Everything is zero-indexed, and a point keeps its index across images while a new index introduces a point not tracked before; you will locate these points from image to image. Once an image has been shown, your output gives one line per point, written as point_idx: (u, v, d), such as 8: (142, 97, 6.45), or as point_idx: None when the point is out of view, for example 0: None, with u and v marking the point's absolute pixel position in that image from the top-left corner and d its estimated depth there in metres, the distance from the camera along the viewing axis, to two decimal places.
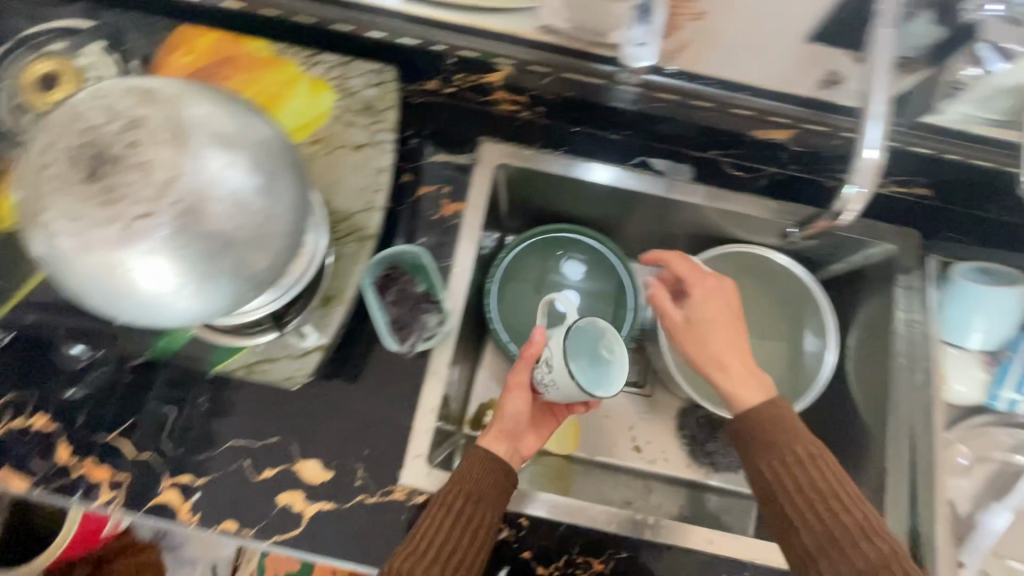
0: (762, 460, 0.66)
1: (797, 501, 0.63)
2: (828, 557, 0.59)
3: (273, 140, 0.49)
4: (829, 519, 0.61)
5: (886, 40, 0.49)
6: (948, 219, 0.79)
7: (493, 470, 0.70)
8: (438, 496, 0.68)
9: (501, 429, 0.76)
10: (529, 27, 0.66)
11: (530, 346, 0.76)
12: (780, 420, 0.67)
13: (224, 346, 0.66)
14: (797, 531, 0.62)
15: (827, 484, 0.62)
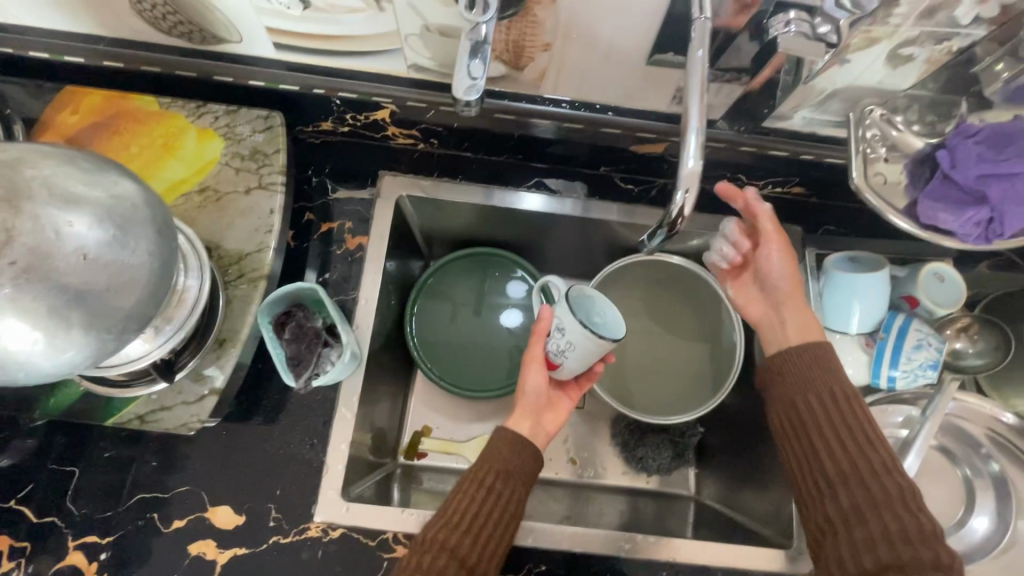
0: (797, 394, 0.69)
1: (825, 434, 0.65)
2: (843, 483, 0.62)
3: (132, 193, 0.51)
4: (852, 453, 0.63)
5: (700, 62, 0.52)
6: (813, 213, 0.87)
7: (519, 451, 0.73)
8: (467, 472, 0.71)
9: (522, 408, 0.77)
10: (400, 68, 0.69)
11: (540, 321, 0.76)
12: (810, 364, 0.69)
13: (115, 399, 0.66)
14: (817, 460, 0.65)
15: (851, 418, 0.65)
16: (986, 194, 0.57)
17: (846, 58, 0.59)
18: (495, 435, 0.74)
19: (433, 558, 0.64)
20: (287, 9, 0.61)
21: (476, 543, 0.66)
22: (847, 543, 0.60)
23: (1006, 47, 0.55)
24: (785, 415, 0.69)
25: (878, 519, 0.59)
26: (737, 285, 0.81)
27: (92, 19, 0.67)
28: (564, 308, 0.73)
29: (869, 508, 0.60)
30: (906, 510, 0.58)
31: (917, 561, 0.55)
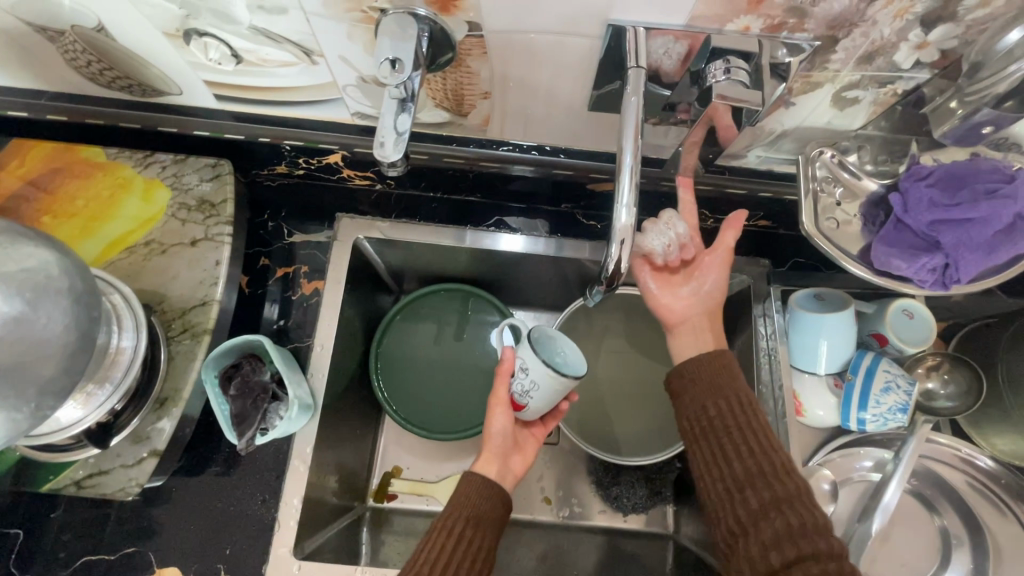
0: (705, 397, 0.64)
1: (729, 436, 0.61)
2: (751, 486, 0.57)
3: (47, 264, 0.50)
4: (757, 455, 0.59)
5: (633, 109, 0.50)
6: (781, 247, 0.84)
7: (488, 496, 0.69)
8: (435, 521, 0.66)
9: (490, 451, 0.73)
10: (344, 115, 0.68)
11: (504, 362, 0.73)
12: (716, 368, 0.65)
13: (51, 463, 0.64)
14: (722, 464, 0.60)
15: (755, 420, 0.61)
16: (939, 241, 0.55)
17: (792, 101, 0.57)
18: (465, 480, 0.70)
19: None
20: (220, 64, 0.60)
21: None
22: (755, 541, 0.54)
23: (954, 87, 0.54)
24: (695, 420, 0.64)
25: (781, 518, 0.54)
26: (663, 284, 0.72)
27: (32, 75, 0.67)
28: (527, 348, 0.70)
29: (774, 509, 0.55)
30: (805, 507, 0.55)
31: (816, 556, 0.51)
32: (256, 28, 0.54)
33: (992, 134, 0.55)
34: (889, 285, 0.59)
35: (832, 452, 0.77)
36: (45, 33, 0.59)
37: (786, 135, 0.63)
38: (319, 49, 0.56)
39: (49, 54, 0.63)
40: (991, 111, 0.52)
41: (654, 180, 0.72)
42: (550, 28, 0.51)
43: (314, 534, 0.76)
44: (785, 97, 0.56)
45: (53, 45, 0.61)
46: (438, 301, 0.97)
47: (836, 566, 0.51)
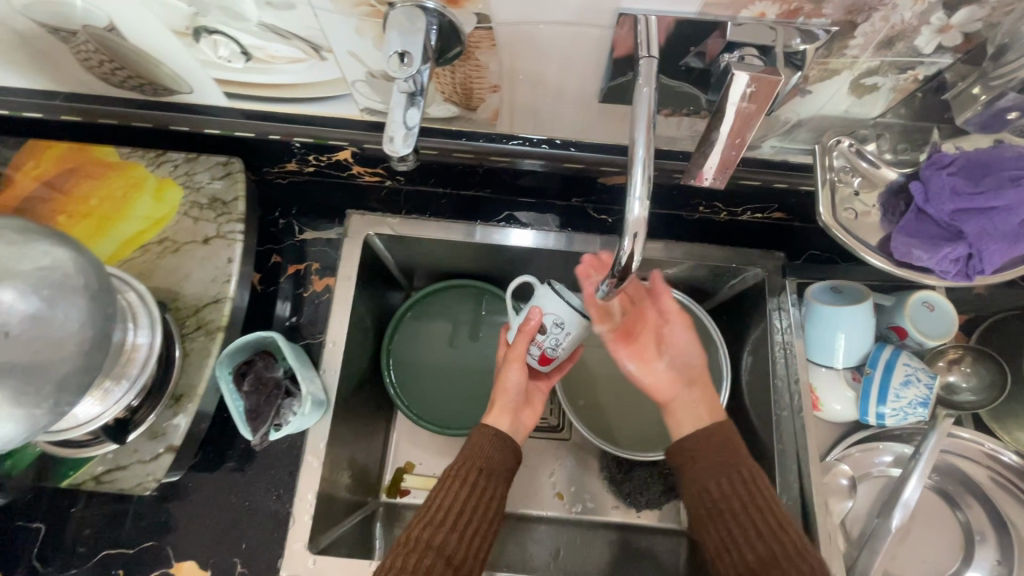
0: (709, 477, 0.65)
1: (738, 519, 0.62)
2: (765, 573, 0.58)
3: (64, 263, 0.50)
4: (767, 540, 0.59)
5: (648, 99, 0.49)
6: (796, 240, 0.83)
7: (499, 447, 0.70)
8: (449, 470, 0.68)
9: (503, 405, 0.73)
10: (353, 111, 0.68)
11: (528, 321, 0.70)
12: (717, 447, 0.66)
13: (70, 459, 0.66)
14: (734, 548, 0.61)
15: (760, 499, 0.62)
16: (962, 230, 0.54)
17: (807, 89, 0.56)
18: (480, 432, 0.71)
19: (418, 559, 0.60)
20: (229, 62, 0.60)
21: (459, 541, 0.63)
22: None
23: (977, 72, 0.52)
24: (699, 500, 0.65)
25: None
26: (639, 361, 0.73)
27: (45, 76, 0.68)
28: (556, 301, 0.68)
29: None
30: None
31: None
32: (264, 24, 0.54)
33: (1017, 121, 0.54)
34: (908, 276, 0.57)
35: (852, 447, 0.76)
36: (58, 34, 0.60)
37: (802, 125, 0.62)
38: (328, 44, 0.56)
39: (62, 55, 0.63)
40: (1017, 96, 0.51)
41: (667, 173, 0.71)
42: (560, 19, 0.51)
43: (331, 530, 0.77)
44: (801, 86, 0.55)
45: (66, 46, 0.61)
46: (449, 296, 0.97)
47: None
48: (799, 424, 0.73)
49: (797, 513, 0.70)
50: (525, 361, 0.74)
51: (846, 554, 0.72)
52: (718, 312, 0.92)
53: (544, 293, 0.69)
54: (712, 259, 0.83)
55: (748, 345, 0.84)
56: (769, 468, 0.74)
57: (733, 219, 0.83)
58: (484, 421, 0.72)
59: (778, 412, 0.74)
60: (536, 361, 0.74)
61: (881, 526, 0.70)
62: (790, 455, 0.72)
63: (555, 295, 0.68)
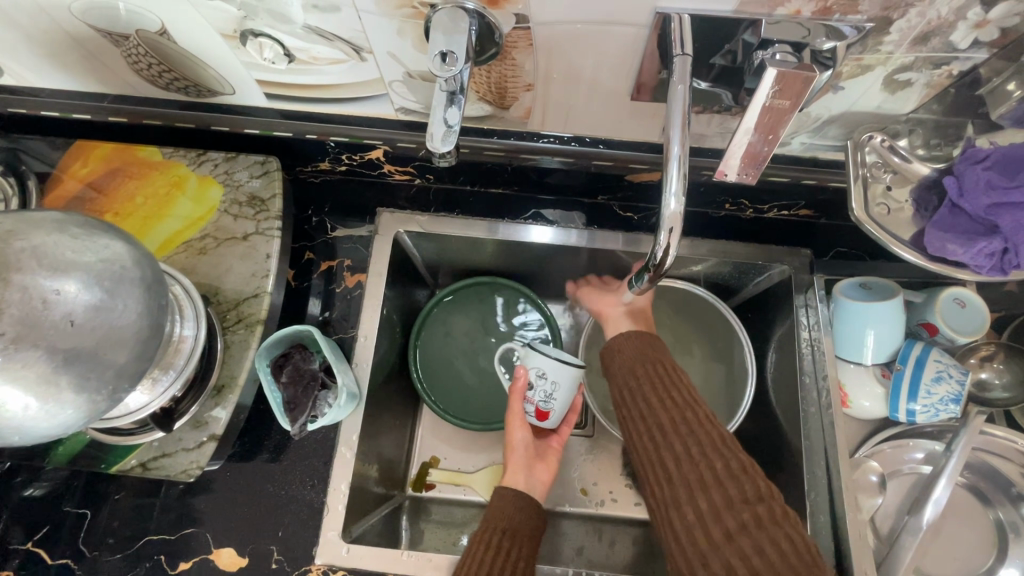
0: (635, 365, 0.70)
1: (654, 394, 0.66)
2: (676, 434, 0.62)
3: (121, 255, 0.53)
4: (679, 405, 0.64)
5: (682, 97, 0.49)
6: (824, 237, 0.84)
7: (522, 507, 0.72)
8: (472, 539, 0.69)
9: (513, 463, 0.77)
10: (388, 110, 0.69)
11: (517, 381, 0.77)
12: (642, 344, 0.73)
13: (120, 445, 0.69)
14: (649, 417, 0.65)
15: (678, 380, 0.67)
16: (997, 225, 0.54)
17: (840, 85, 0.56)
18: (497, 492, 0.73)
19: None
20: (272, 63, 0.63)
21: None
22: (681, 483, 0.58)
23: (1013, 67, 0.52)
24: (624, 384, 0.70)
25: (707, 459, 0.59)
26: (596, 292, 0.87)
27: (94, 80, 0.70)
28: (536, 357, 0.75)
29: (699, 452, 0.59)
30: (729, 450, 0.59)
31: (743, 496, 0.55)
32: (309, 27, 0.56)
33: None
34: (942, 271, 0.58)
35: (881, 443, 0.76)
36: (111, 38, 0.62)
37: (833, 121, 0.62)
38: (369, 46, 0.58)
39: (113, 57, 0.66)
40: None
41: (695, 169, 0.72)
42: (596, 18, 0.52)
43: (364, 520, 0.79)
44: (834, 82, 0.56)
45: (118, 50, 0.64)
46: (476, 294, 0.97)
47: (762, 504, 0.54)
48: (827, 422, 0.73)
49: (825, 508, 0.70)
50: (526, 420, 0.80)
51: (875, 550, 0.72)
52: (742, 310, 0.92)
53: (526, 355, 0.77)
54: (738, 256, 0.83)
55: (773, 341, 0.84)
56: (797, 464, 0.74)
57: (760, 216, 0.84)
58: (500, 484, 0.76)
59: (805, 408, 0.75)
60: (534, 418, 0.79)
61: (911, 521, 0.70)
62: (818, 451, 0.73)
63: (534, 352, 0.75)
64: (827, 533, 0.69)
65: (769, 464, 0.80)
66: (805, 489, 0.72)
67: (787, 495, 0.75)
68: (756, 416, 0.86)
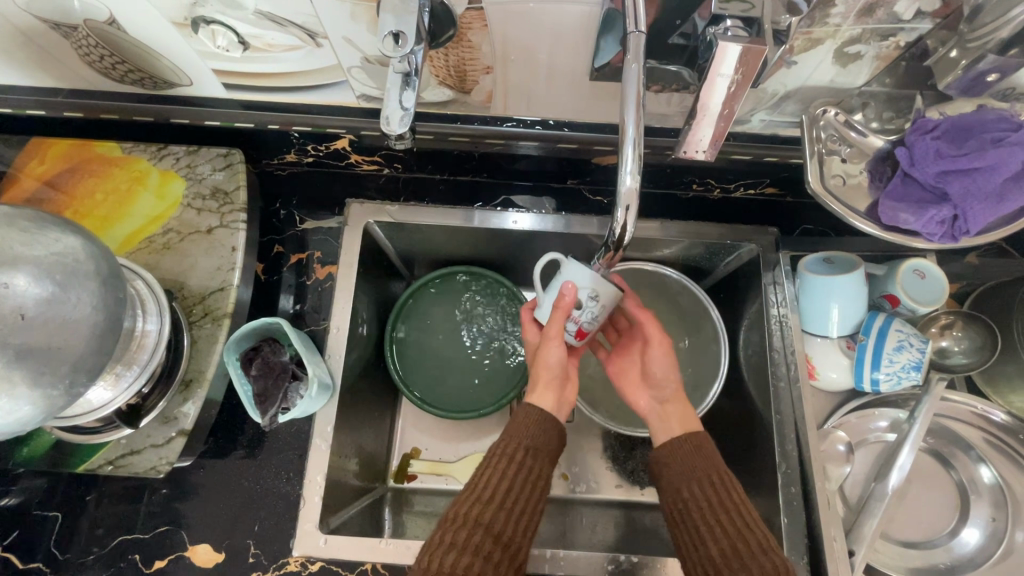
0: (681, 481, 0.66)
1: (705, 514, 0.63)
2: (728, 567, 0.60)
3: (75, 249, 0.52)
4: (730, 534, 0.61)
5: (635, 75, 0.49)
6: (791, 214, 0.85)
7: (545, 428, 0.70)
8: (495, 450, 0.68)
9: (547, 383, 0.71)
10: (350, 98, 0.69)
11: (562, 299, 0.67)
12: (692, 451, 0.67)
13: (87, 445, 0.68)
14: (701, 546, 0.62)
15: (728, 498, 0.64)
16: (947, 192, 0.56)
17: (793, 59, 0.57)
18: (523, 410, 0.71)
19: (468, 534, 0.61)
20: (227, 52, 0.62)
21: (510, 518, 0.64)
22: None
23: (956, 36, 0.54)
24: (672, 500, 0.67)
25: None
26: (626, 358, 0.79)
27: (46, 74, 0.69)
28: (587, 275, 0.66)
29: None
30: None
31: None
32: (260, 12, 0.55)
33: (998, 82, 0.56)
34: (898, 240, 0.60)
35: (847, 414, 0.78)
36: (60, 29, 0.61)
37: (790, 96, 0.63)
38: (324, 31, 0.57)
39: (63, 50, 0.64)
40: (996, 58, 0.54)
41: (659, 150, 0.73)
42: None
43: (343, 511, 0.78)
44: (787, 56, 0.56)
45: (67, 41, 0.62)
46: (451, 283, 0.96)
47: None
48: (796, 395, 0.74)
49: (796, 477, 0.71)
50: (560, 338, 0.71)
51: (844, 519, 0.73)
52: (714, 291, 0.93)
53: (569, 271, 0.66)
54: (708, 236, 0.83)
55: (744, 319, 0.85)
56: (768, 438, 0.75)
57: (727, 196, 0.84)
58: (527, 402, 0.72)
59: (775, 383, 0.76)
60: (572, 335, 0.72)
61: (877, 488, 0.72)
62: (789, 423, 0.74)
63: (584, 269, 0.65)
64: (799, 504, 0.71)
65: (743, 440, 0.81)
66: (777, 463, 0.73)
67: (760, 468, 0.76)
68: (730, 395, 0.87)
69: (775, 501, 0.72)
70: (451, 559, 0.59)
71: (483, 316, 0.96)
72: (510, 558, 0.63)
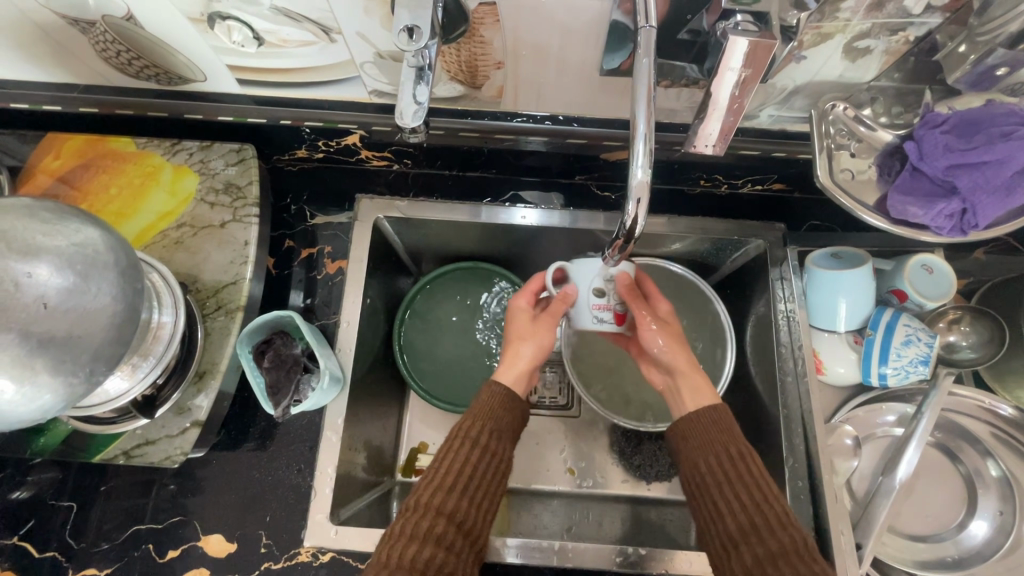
0: (699, 454, 0.66)
1: (722, 489, 0.63)
2: (746, 542, 0.59)
3: (94, 240, 0.53)
4: (749, 509, 0.61)
5: (647, 69, 0.50)
6: (798, 210, 0.86)
7: (509, 411, 0.71)
8: (450, 437, 0.68)
9: (524, 372, 0.74)
10: (362, 93, 0.69)
11: (567, 294, 0.72)
12: (711, 425, 0.67)
13: (103, 435, 0.69)
14: (718, 519, 0.62)
15: (747, 474, 0.63)
16: (956, 186, 0.57)
17: (802, 54, 0.57)
18: (487, 392, 0.72)
19: (431, 525, 0.61)
20: (242, 47, 0.63)
21: (471, 506, 0.64)
22: None
23: (965, 31, 0.54)
24: (690, 474, 0.67)
25: (779, 574, 0.56)
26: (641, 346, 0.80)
27: (62, 69, 0.70)
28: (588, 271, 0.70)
29: (771, 565, 0.57)
30: (803, 563, 0.56)
31: None
32: (276, 8, 0.56)
33: (1006, 77, 0.57)
34: (907, 234, 0.60)
35: (855, 408, 0.78)
36: (78, 25, 0.62)
37: (798, 91, 0.63)
38: (338, 26, 0.58)
39: (80, 45, 0.65)
40: (1006, 52, 0.55)
41: (668, 145, 0.73)
42: None
43: (352, 503, 0.79)
44: (797, 51, 0.57)
45: (85, 37, 0.63)
46: (459, 278, 0.97)
47: None
48: (804, 389, 0.75)
49: (803, 470, 0.72)
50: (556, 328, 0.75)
51: (851, 512, 0.74)
52: (721, 287, 0.93)
53: (581, 265, 0.71)
54: (715, 231, 0.84)
55: (751, 314, 0.86)
56: (776, 432, 0.75)
57: (735, 192, 0.85)
58: (495, 379, 0.73)
59: (782, 377, 0.76)
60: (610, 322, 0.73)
61: (884, 482, 0.72)
62: (796, 418, 0.74)
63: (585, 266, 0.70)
64: (806, 497, 0.71)
65: (750, 435, 0.82)
66: (785, 456, 0.73)
67: (767, 462, 0.76)
68: (737, 389, 0.87)
69: (782, 495, 0.72)
70: (413, 549, 0.58)
71: (491, 311, 0.96)
72: (471, 542, 0.63)
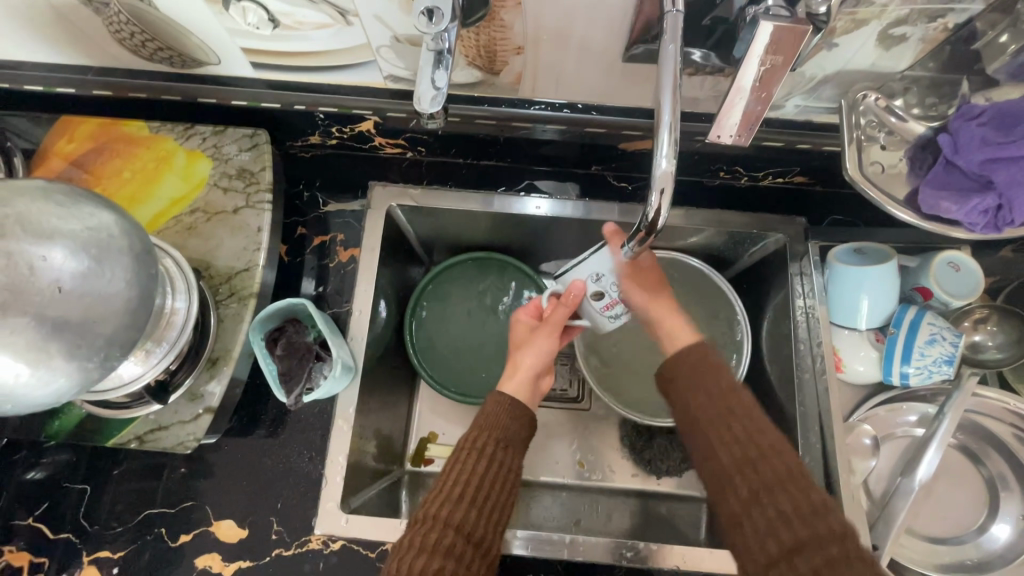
0: (688, 388, 0.64)
1: (715, 422, 0.60)
2: (741, 472, 0.56)
3: (109, 224, 0.53)
4: (740, 437, 0.58)
5: (672, 55, 0.48)
6: (820, 204, 0.84)
7: (517, 419, 0.69)
8: (457, 448, 0.66)
9: (526, 372, 0.73)
10: (378, 78, 0.68)
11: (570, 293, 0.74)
12: (697, 363, 0.64)
13: (116, 420, 0.70)
14: (712, 455, 0.59)
15: (735, 403, 0.60)
16: (991, 181, 0.55)
17: (834, 42, 0.55)
18: (492, 401, 0.70)
19: (437, 535, 0.58)
20: (257, 29, 0.61)
21: (480, 517, 0.61)
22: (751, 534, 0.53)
23: (1008, 19, 0.52)
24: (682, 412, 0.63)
25: (776, 500, 0.53)
26: None
27: (76, 51, 0.69)
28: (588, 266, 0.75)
29: (767, 495, 0.53)
30: (800, 490, 0.53)
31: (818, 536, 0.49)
32: None
33: None
34: (937, 229, 0.59)
35: (876, 407, 0.77)
36: (92, 5, 0.61)
37: (828, 81, 0.61)
38: (355, 8, 0.57)
39: (93, 26, 0.64)
40: None
41: (689, 135, 0.71)
42: None
43: (363, 492, 0.79)
44: (829, 38, 0.55)
45: (98, 18, 0.63)
46: (470, 269, 0.96)
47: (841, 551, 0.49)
48: (822, 387, 0.73)
49: (819, 470, 0.71)
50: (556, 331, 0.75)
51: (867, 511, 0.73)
52: (737, 282, 0.92)
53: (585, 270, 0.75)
54: (733, 224, 0.82)
55: (768, 309, 0.84)
56: (792, 431, 0.74)
57: (755, 184, 0.83)
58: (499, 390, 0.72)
59: (800, 374, 0.75)
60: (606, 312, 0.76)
61: (903, 483, 0.71)
62: (814, 417, 0.73)
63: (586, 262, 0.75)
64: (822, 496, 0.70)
65: None
66: (801, 454, 0.72)
67: None
68: (752, 386, 0.86)
69: None
70: (421, 562, 0.56)
71: (503, 301, 0.95)
72: (483, 556, 0.60)
